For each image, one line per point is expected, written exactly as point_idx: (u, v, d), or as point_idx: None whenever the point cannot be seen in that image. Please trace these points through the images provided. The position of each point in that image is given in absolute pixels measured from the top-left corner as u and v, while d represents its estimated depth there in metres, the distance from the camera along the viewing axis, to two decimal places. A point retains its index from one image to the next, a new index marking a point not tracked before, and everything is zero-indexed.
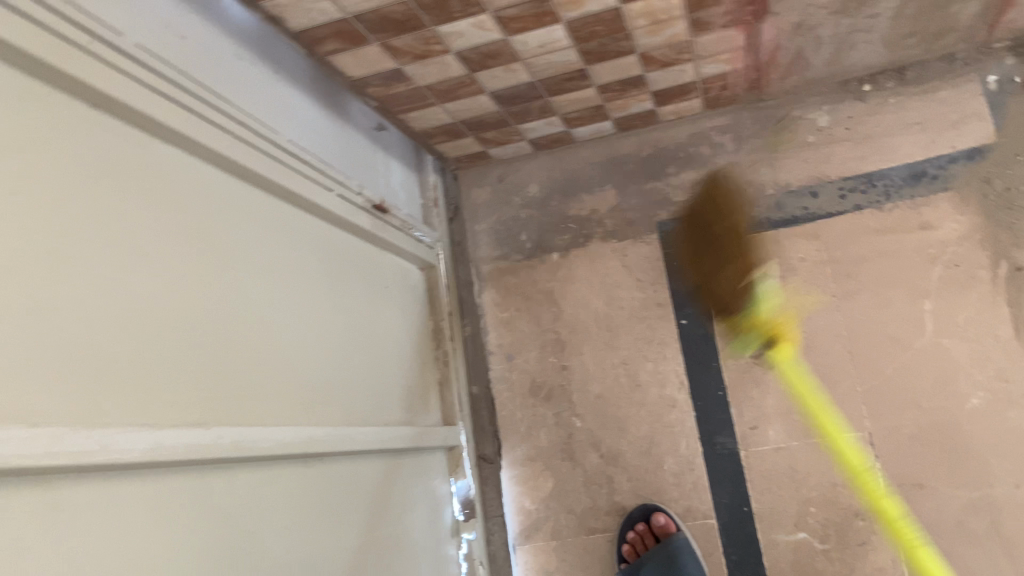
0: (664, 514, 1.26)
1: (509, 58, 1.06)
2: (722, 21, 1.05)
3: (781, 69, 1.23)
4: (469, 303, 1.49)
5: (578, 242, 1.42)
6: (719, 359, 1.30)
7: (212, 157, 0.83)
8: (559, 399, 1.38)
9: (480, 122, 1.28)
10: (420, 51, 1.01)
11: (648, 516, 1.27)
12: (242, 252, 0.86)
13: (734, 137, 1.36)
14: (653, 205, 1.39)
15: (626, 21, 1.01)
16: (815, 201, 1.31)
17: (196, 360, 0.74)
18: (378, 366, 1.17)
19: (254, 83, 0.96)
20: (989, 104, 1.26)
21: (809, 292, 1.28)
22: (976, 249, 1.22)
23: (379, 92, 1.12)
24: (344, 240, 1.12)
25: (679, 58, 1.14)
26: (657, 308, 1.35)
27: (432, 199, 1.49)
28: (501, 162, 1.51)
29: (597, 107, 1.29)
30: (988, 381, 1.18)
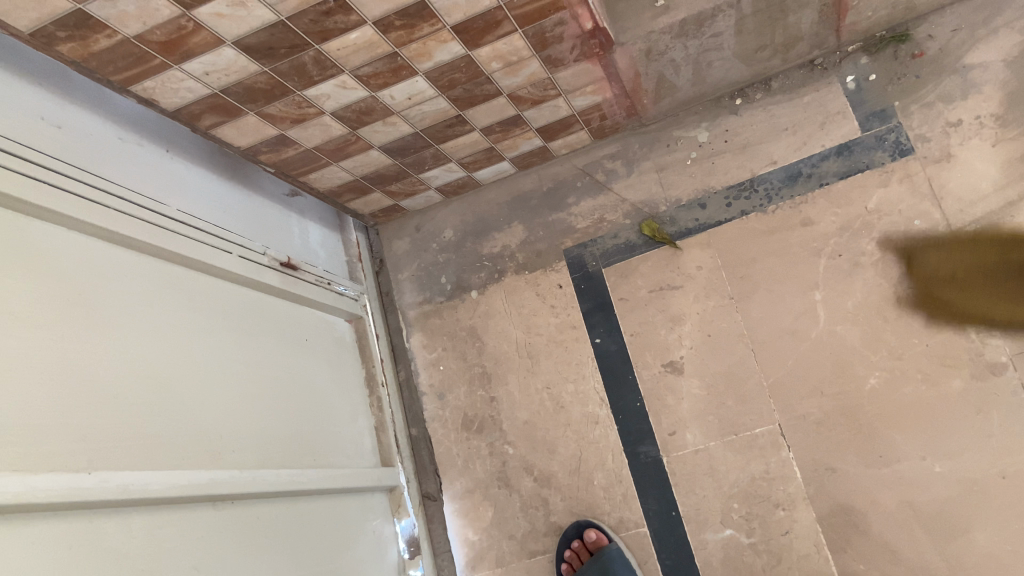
0: (596, 529, 1.29)
1: (382, 113, 1.15)
2: (572, 56, 1.14)
3: (651, 93, 1.32)
4: (401, 349, 1.55)
5: (493, 278, 1.50)
6: (634, 371, 1.36)
7: (92, 230, 0.90)
8: (491, 429, 1.43)
9: (381, 176, 1.37)
10: (296, 115, 1.10)
11: (581, 532, 1.30)
12: (133, 313, 0.93)
13: (624, 162, 1.44)
14: (559, 234, 1.47)
15: (481, 66, 1.10)
16: (704, 211, 1.38)
17: (82, 413, 0.80)
18: (299, 414, 1.22)
19: (140, 161, 1.04)
20: (850, 102, 1.34)
21: (709, 297, 1.34)
22: (856, 237, 1.28)
23: (271, 158, 1.20)
24: (252, 297, 1.19)
25: (547, 94, 1.23)
26: (572, 330, 1.42)
27: (356, 255, 1.57)
28: (416, 212, 1.59)
29: (488, 150, 1.37)
30: (882, 361, 1.22)
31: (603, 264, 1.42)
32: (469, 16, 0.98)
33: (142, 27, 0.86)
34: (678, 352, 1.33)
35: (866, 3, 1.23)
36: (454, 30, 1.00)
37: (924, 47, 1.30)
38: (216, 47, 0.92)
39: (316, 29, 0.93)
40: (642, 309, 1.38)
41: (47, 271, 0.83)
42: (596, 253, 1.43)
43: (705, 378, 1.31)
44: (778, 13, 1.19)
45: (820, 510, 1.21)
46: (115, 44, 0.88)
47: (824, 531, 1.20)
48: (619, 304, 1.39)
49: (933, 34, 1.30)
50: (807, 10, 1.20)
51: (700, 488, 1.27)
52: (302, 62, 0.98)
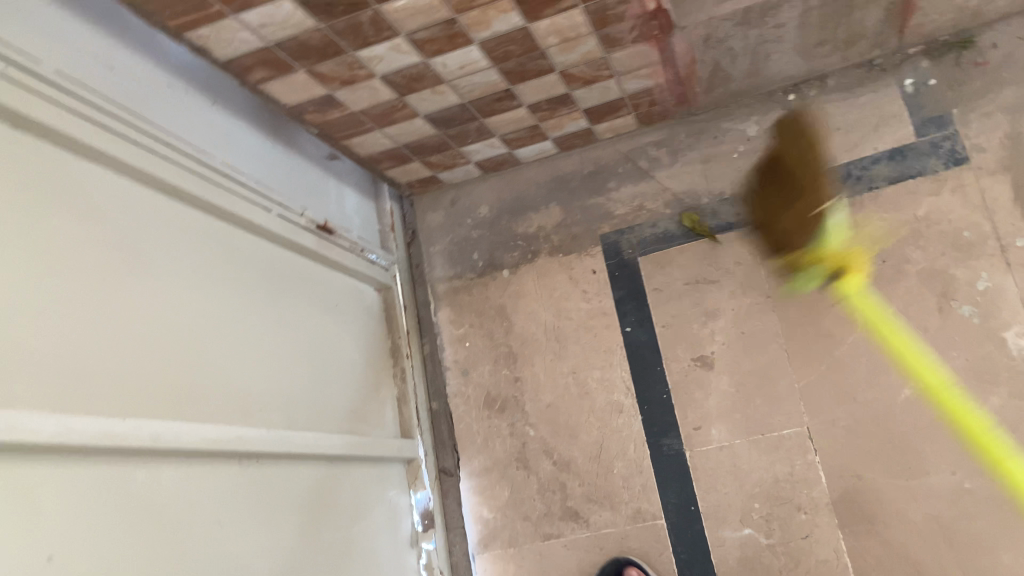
0: (637, 568, 1.25)
1: (432, 81, 1.13)
2: (630, 37, 1.12)
3: (704, 81, 1.30)
4: (427, 323, 1.54)
5: (526, 258, 1.47)
6: (663, 363, 1.34)
7: (138, 176, 0.89)
8: (513, 410, 1.42)
9: (422, 146, 1.35)
10: (346, 77, 1.08)
11: (620, 569, 1.26)
12: (173, 263, 0.92)
13: (669, 150, 1.42)
14: (596, 219, 1.44)
15: (537, 39, 1.08)
16: (747, 207, 1.35)
17: (120, 359, 0.79)
18: (326, 379, 1.21)
19: (189, 112, 1.03)
20: (907, 106, 1.30)
21: (746, 294, 1.32)
22: (902, 244, 1.25)
23: (316, 119, 1.19)
24: (287, 258, 1.18)
25: (599, 74, 1.21)
26: (603, 317, 1.40)
27: (389, 224, 1.55)
28: (452, 186, 1.57)
29: (532, 127, 1.35)
30: (919, 371, 1.20)
31: (639, 252, 1.40)
32: None
33: None
34: (710, 346, 1.32)
35: (935, 5, 1.19)
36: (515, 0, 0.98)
37: (989, 54, 1.27)
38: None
39: None
40: (676, 301, 1.36)
41: (93, 213, 0.82)
42: (633, 241, 1.41)
43: (735, 374, 1.29)
44: (844, 8, 1.16)
45: (843, 517, 1.19)
46: None
47: (845, 538, 1.18)
48: (652, 294, 1.38)
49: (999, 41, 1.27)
50: (874, 8, 1.17)
51: (722, 485, 1.26)
52: (359, 21, 0.96)
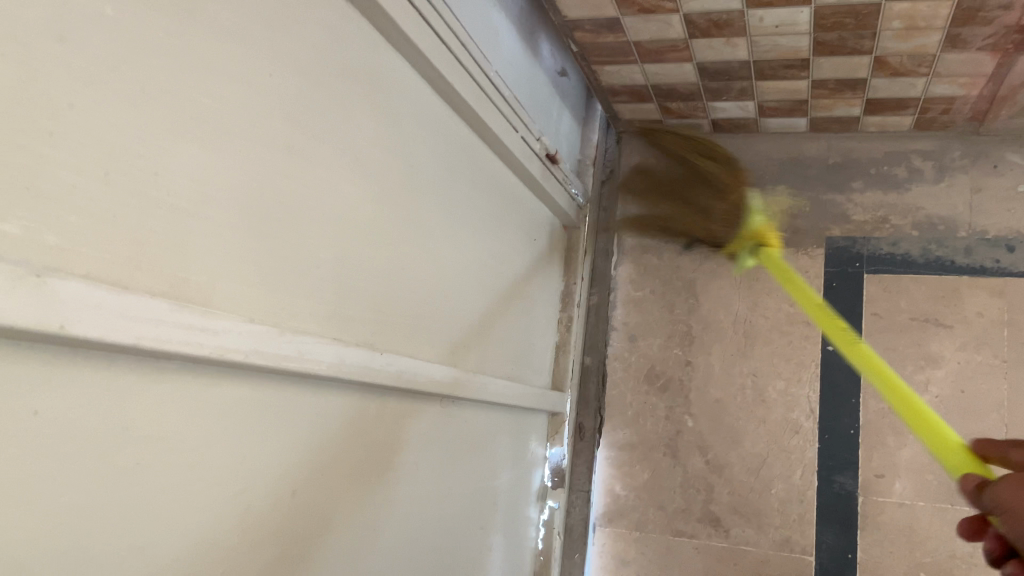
0: None
1: (735, 31, 0.98)
2: (980, 42, 0.95)
3: (1018, 106, 1.11)
4: (603, 273, 1.43)
5: (733, 237, 1.35)
6: (860, 396, 1.22)
7: (430, 74, 0.78)
8: (675, 393, 1.33)
9: (671, 91, 1.21)
10: (648, 5, 0.94)
11: None
12: (433, 181, 0.83)
13: (935, 166, 1.25)
14: (827, 218, 1.30)
15: (879, 19, 0.92)
16: (1010, 255, 1.19)
17: (378, 282, 0.72)
18: (513, 320, 1.13)
19: (479, 4, 0.90)
20: None
21: (979, 352, 1.18)
22: None
23: (585, 38, 1.05)
24: (513, 184, 1.08)
25: (913, 71, 1.04)
26: (804, 326, 1.28)
27: (591, 157, 1.42)
28: (671, 135, 1.43)
29: (799, 103, 1.20)
30: None
31: (868, 268, 1.26)
32: None
33: None
34: (919, 396, 1.19)
35: None
36: None
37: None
38: None
39: None
40: (894, 335, 1.22)
41: (388, 110, 0.72)
42: (863, 253, 1.27)
43: None
44: None
45: None
46: None
47: None
48: (868, 319, 1.24)
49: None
50: None
51: (889, 544, 1.16)
52: None
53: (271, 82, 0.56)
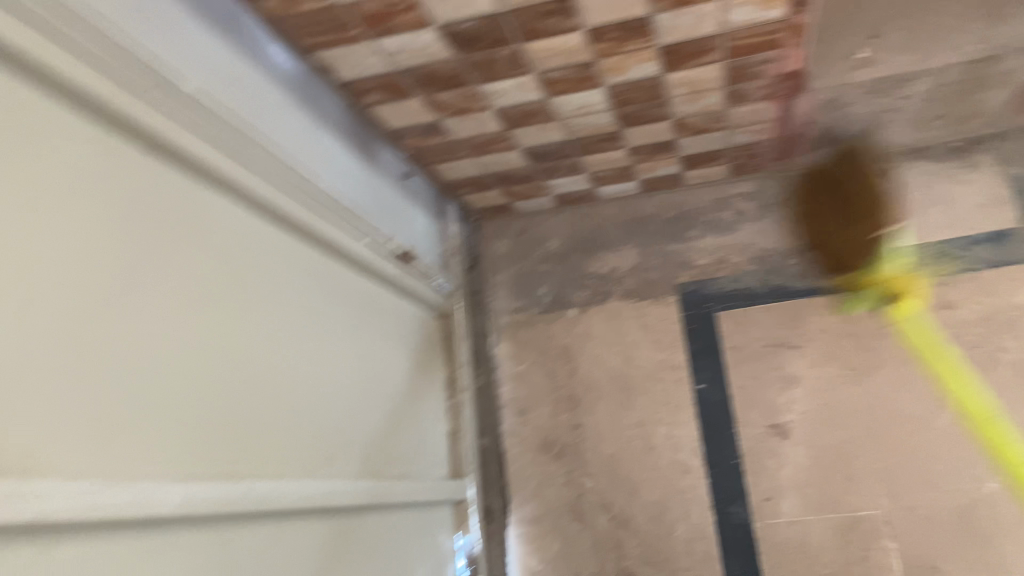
0: None
1: (546, 117, 1.07)
2: (758, 94, 1.06)
3: (810, 142, 1.25)
4: (485, 355, 1.46)
5: (596, 299, 1.42)
6: (735, 426, 1.30)
7: (257, 204, 0.83)
8: (570, 457, 1.37)
9: (508, 177, 1.29)
10: (460, 107, 1.01)
11: None
12: (277, 302, 0.86)
13: (757, 205, 1.37)
14: (675, 267, 1.40)
15: (665, 89, 1.02)
16: (836, 273, 1.31)
17: (229, 411, 0.73)
18: (395, 418, 1.15)
19: (300, 129, 0.96)
20: (1014, 190, 1.25)
21: (828, 364, 1.28)
22: (996, 332, 1.21)
23: (413, 143, 1.12)
24: (369, 288, 1.12)
25: (711, 127, 1.16)
26: (674, 370, 1.35)
27: (452, 247, 1.48)
28: (523, 215, 1.51)
29: (625, 168, 1.30)
30: (1005, 467, 1.17)
31: (719, 306, 1.36)
32: (683, 40, 0.90)
33: None
34: (786, 415, 1.28)
35: None
36: (659, 52, 0.92)
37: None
38: (419, 29, 0.82)
39: (528, 27, 0.84)
40: (754, 363, 1.31)
41: (214, 246, 0.76)
42: (712, 293, 1.37)
43: (813, 447, 1.25)
44: (970, 87, 1.11)
45: None
46: (321, 10, 0.78)
47: None
48: (729, 352, 1.33)
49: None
50: (1000, 91, 1.13)
51: (790, 562, 1.21)
52: (496, 56, 0.89)
53: (76, 245, 0.58)
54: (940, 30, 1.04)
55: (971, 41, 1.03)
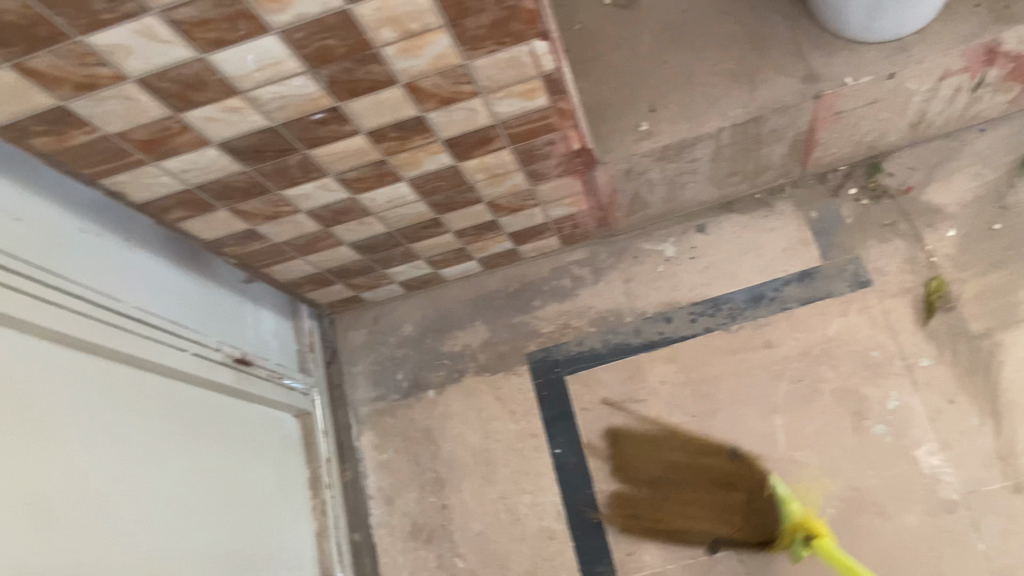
0: None
1: (359, 213, 1.12)
2: (555, 172, 1.15)
3: (624, 208, 1.34)
4: (348, 448, 1.47)
5: (452, 378, 1.45)
6: (593, 486, 1.33)
7: (50, 335, 0.86)
8: (440, 539, 1.37)
9: (346, 270, 1.33)
10: (269, 213, 1.05)
11: None
12: (82, 428, 0.87)
13: (591, 270, 1.45)
14: (523, 338, 1.44)
15: (465, 176, 1.08)
16: (669, 325, 1.38)
17: (19, 546, 0.74)
18: (247, 524, 1.15)
19: (101, 254, 1.01)
20: (813, 231, 1.36)
21: (673, 414, 1.33)
22: (815, 364, 1.30)
23: (235, 251, 1.14)
24: (203, 397, 1.13)
25: (524, 204, 1.23)
26: (532, 438, 1.38)
27: (308, 343, 1.50)
28: (375, 304, 1.54)
29: (458, 250, 1.36)
30: (840, 492, 1.23)
31: (567, 370, 1.40)
32: (463, 132, 0.96)
33: (126, 125, 0.80)
34: (639, 469, 1.32)
35: (833, 141, 1.26)
36: (445, 144, 0.98)
37: (896, 182, 1.35)
38: (199, 148, 0.86)
39: (307, 136, 0.89)
40: (604, 422, 1.36)
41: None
42: (560, 358, 1.42)
43: (667, 497, 1.29)
44: (752, 144, 1.21)
45: None
46: (93, 141, 0.82)
47: None
48: (581, 414, 1.38)
49: (898, 167, 1.36)
50: (778, 145, 1.23)
51: None
52: (287, 164, 0.94)
53: None
54: (708, 99, 1.15)
55: (735, 107, 1.13)
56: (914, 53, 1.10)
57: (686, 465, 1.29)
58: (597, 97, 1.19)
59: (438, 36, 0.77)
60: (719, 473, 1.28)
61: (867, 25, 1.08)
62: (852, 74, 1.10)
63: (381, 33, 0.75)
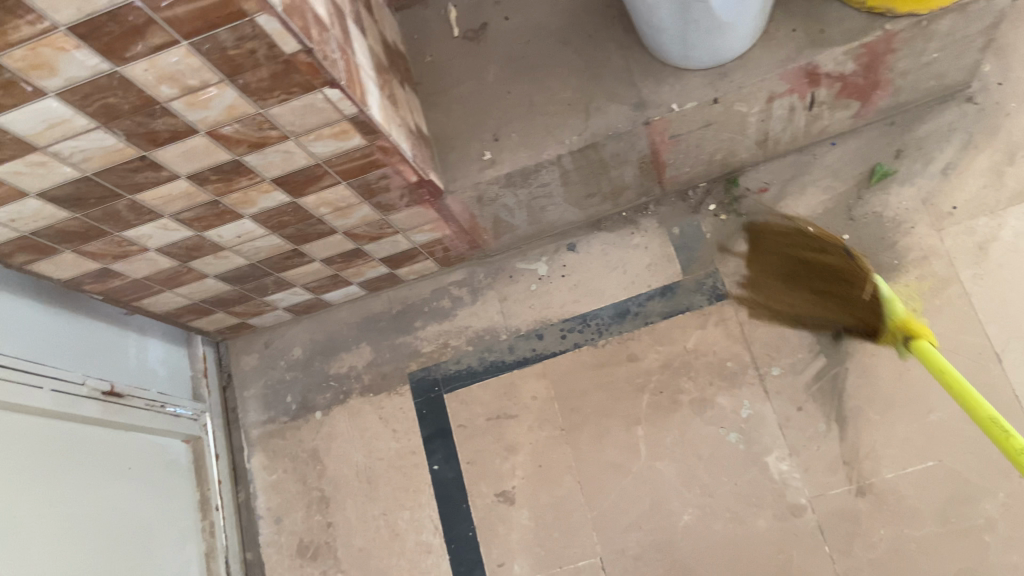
0: None
1: (212, 249, 1.16)
2: (403, 202, 1.19)
3: (490, 231, 1.39)
4: (240, 470, 1.52)
5: (338, 399, 1.50)
6: (468, 500, 1.39)
7: None
8: (325, 557, 1.42)
9: (222, 300, 1.37)
10: (117, 252, 1.09)
11: None
12: None
13: (469, 290, 1.50)
14: (406, 358, 1.49)
15: (309, 210, 1.13)
16: (541, 341, 1.43)
17: None
18: (113, 551, 1.19)
19: None
20: (675, 247, 1.41)
21: (542, 427, 1.39)
22: (675, 376, 1.35)
23: (96, 288, 1.19)
24: (67, 430, 1.18)
25: (383, 232, 1.27)
26: (412, 455, 1.43)
27: (201, 370, 1.55)
28: (266, 329, 1.58)
29: (333, 276, 1.40)
30: (695, 499, 1.28)
31: (445, 389, 1.45)
32: (287, 171, 1.01)
33: None
34: (511, 482, 1.37)
35: (682, 161, 1.31)
36: (274, 183, 1.03)
37: (754, 196, 1.39)
38: (19, 198, 0.91)
39: (126, 183, 0.93)
40: (479, 438, 1.41)
41: None
42: (438, 377, 1.47)
43: (534, 508, 1.35)
44: (599, 168, 1.26)
45: None
46: None
47: None
48: (458, 431, 1.43)
49: (755, 183, 1.40)
50: (626, 167, 1.28)
51: None
52: (115, 208, 0.98)
53: None
54: (547, 128, 1.19)
55: (572, 135, 1.18)
56: (735, 79, 1.14)
57: (792, 261, 1.30)
58: (446, 129, 1.23)
59: (222, 89, 0.81)
60: (831, 270, 1.25)
61: (685, 54, 1.10)
62: (678, 100, 1.15)
63: (161, 89, 0.79)
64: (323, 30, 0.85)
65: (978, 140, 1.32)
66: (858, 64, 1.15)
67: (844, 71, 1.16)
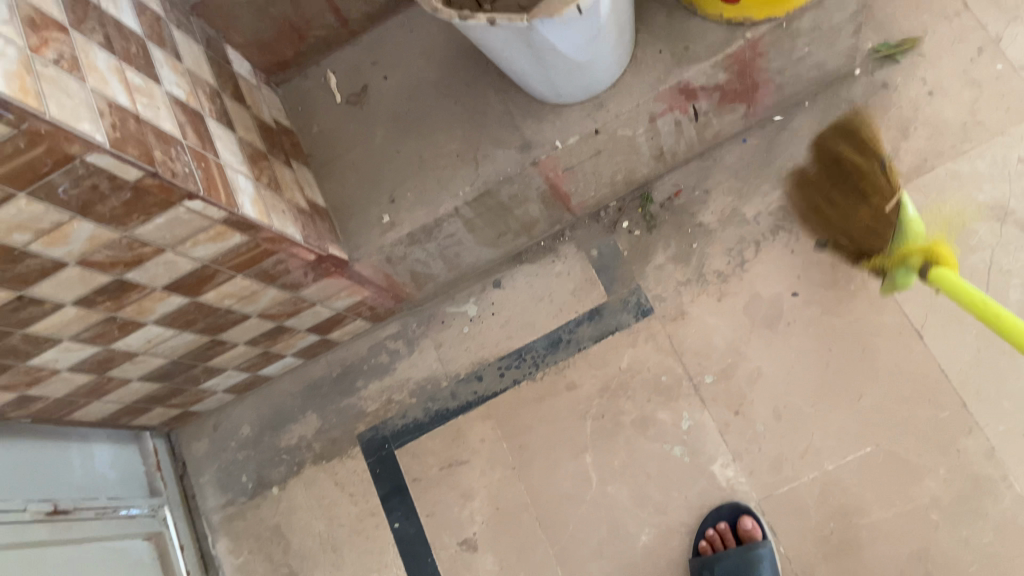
0: None
1: (125, 357, 1.16)
2: (309, 279, 1.19)
3: (410, 284, 1.39)
4: (208, 557, 1.51)
5: (292, 471, 1.50)
6: (433, 553, 1.39)
7: None
8: None
9: (157, 396, 1.37)
10: (28, 379, 1.09)
11: None
12: None
13: (405, 341, 1.50)
14: (352, 421, 1.49)
15: (213, 305, 1.13)
16: (481, 383, 1.43)
17: None
18: None
19: None
20: (596, 268, 1.42)
21: (493, 469, 1.39)
22: (614, 399, 1.35)
23: (21, 414, 1.18)
24: (18, 558, 1.16)
25: (299, 307, 1.27)
26: (372, 517, 1.43)
27: (155, 463, 1.54)
28: (212, 412, 1.58)
29: (262, 354, 1.40)
30: (651, 518, 1.29)
31: (396, 445, 1.45)
32: (176, 278, 1.01)
33: None
34: (471, 528, 1.38)
35: (584, 188, 1.32)
36: (166, 289, 1.03)
37: (666, 208, 1.40)
38: None
39: (11, 321, 0.93)
40: (435, 489, 1.41)
41: None
42: (387, 435, 1.46)
43: (496, 551, 1.35)
44: (502, 210, 1.26)
45: None
46: None
47: None
48: (413, 485, 1.43)
49: (664, 193, 1.41)
50: (531, 204, 1.29)
51: None
52: (10, 344, 0.98)
53: None
54: (440, 181, 1.19)
55: (465, 185, 1.18)
56: (612, 108, 1.14)
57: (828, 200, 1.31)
58: (342, 197, 1.24)
59: (76, 223, 0.82)
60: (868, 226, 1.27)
61: (557, 93, 1.11)
62: (560, 137, 1.15)
63: (13, 237, 0.79)
64: (170, 146, 0.84)
65: (870, 118, 1.33)
66: (730, 73, 1.17)
67: (718, 81, 1.17)
